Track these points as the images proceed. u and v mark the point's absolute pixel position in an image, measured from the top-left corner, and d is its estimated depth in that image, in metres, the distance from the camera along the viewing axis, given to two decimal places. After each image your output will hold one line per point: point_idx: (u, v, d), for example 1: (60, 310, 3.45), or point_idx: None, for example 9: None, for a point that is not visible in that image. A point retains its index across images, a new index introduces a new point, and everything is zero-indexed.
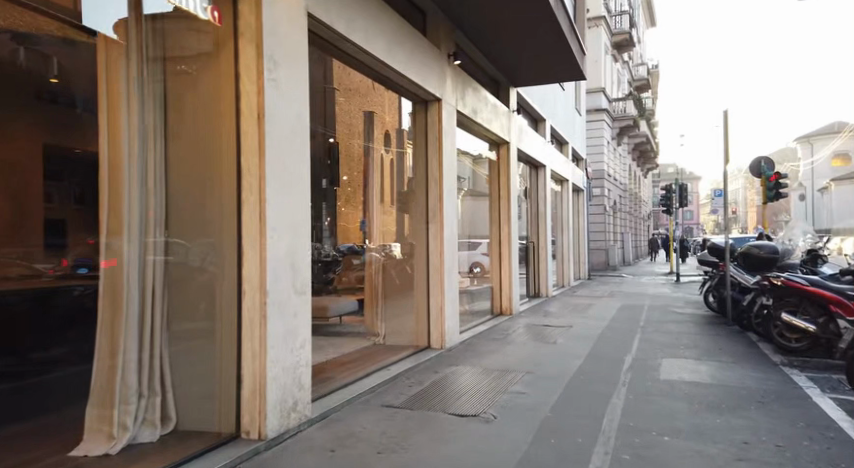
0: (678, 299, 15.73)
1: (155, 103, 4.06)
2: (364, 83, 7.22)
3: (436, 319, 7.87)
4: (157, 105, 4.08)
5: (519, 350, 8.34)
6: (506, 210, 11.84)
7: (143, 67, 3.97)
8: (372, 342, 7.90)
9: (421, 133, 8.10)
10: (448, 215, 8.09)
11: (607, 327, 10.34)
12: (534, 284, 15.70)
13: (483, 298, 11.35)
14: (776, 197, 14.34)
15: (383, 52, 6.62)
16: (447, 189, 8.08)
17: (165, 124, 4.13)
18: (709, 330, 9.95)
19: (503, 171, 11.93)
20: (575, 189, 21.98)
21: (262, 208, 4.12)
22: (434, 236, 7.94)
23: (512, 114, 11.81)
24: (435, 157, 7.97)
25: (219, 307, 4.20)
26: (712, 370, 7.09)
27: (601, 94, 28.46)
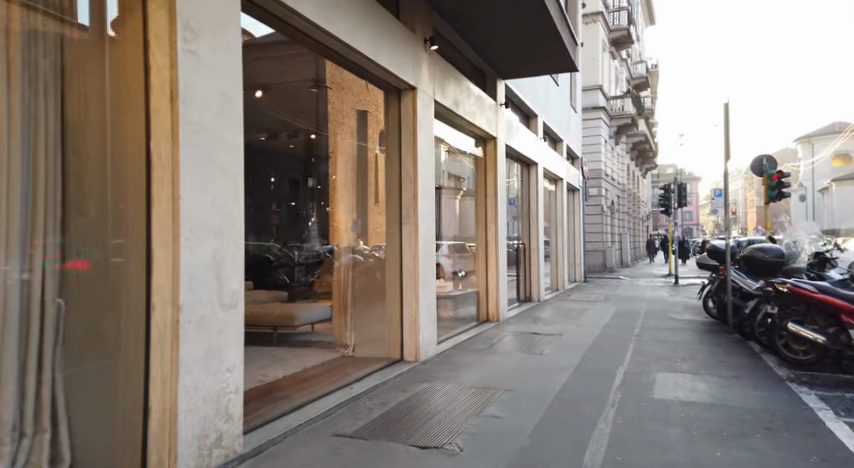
0: (676, 303, 15.06)
1: (45, 68, 3.22)
2: (356, 83, 7.10)
3: (410, 328, 7.21)
4: (46, 70, 3.23)
5: (501, 362, 7.69)
6: (492, 211, 11.18)
7: (27, 22, 3.14)
8: (339, 355, 7.28)
9: (393, 124, 7.42)
10: (424, 214, 7.42)
11: (598, 335, 9.69)
12: (525, 287, 15.02)
13: (468, 303, 10.70)
14: (778, 197, 13.68)
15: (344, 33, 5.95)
16: (423, 186, 7.41)
17: (58, 95, 3.29)
18: (708, 339, 9.29)
19: (489, 168, 11.25)
20: (570, 189, 21.32)
21: (176, 206, 3.51)
22: (408, 237, 7.28)
23: (499, 107, 11.14)
24: (409, 151, 7.28)
25: (123, 323, 3.47)
26: (711, 387, 6.44)
27: (598, 92, 27.82)
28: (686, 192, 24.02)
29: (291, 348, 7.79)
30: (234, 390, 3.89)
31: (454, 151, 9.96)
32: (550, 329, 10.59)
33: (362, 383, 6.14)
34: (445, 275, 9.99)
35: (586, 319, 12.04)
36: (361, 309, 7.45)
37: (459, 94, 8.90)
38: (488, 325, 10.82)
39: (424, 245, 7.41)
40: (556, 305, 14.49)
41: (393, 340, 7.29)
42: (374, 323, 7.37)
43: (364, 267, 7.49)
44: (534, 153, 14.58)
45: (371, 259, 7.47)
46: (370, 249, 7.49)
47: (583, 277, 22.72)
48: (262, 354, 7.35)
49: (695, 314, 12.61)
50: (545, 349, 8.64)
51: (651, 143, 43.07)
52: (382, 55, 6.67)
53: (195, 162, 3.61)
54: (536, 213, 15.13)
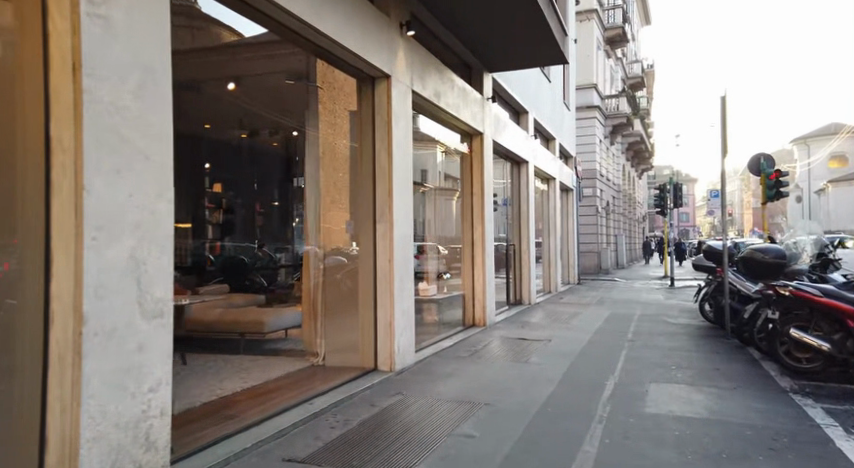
0: (671, 306, 14.56)
1: None
2: (347, 83, 6.87)
3: (384, 333, 6.69)
4: None
5: (484, 371, 7.19)
6: (479, 209, 10.67)
7: None
8: (309, 365, 6.82)
9: (366, 114, 6.87)
10: (399, 212, 6.89)
11: (590, 341, 9.17)
12: (516, 290, 14.51)
13: (452, 307, 10.19)
14: (776, 197, 13.20)
15: (313, 16, 5.50)
16: (398, 180, 6.88)
17: None
18: (705, 345, 8.79)
19: (475, 165, 10.73)
20: (564, 189, 20.84)
21: (79, 200, 2.99)
22: (382, 237, 6.75)
23: (486, 102, 10.64)
24: (383, 145, 6.75)
25: (14, 338, 2.89)
26: (708, 399, 5.94)
27: (592, 91, 27.38)
28: (682, 192, 23.55)
29: (259, 356, 7.26)
30: (157, 413, 3.37)
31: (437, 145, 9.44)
32: (539, 334, 10.08)
33: (327, 396, 5.63)
34: (430, 278, 9.74)
35: (578, 323, 11.54)
36: (332, 315, 6.93)
37: (440, 85, 8.39)
38: (473, 329, 10.29)
39: (399, 243, 6.88)
40: (548, 309, 13.99)
41: (365, 347, 6.75)
42: (346, 328, 6.85)
43: (336, 267, 6.95)
44: (524, 151, 14.09)
45: (343, 258, 6.94)
46: (343, 248, 6.97)
47: (577, 279, 22.21)
48: (226, 363, 6.83)
49: (691, 318, 12.11)
50: (531, 356, 8.13)
51: (646, 144, 42.69)
52: (356, 42, 6.21)
53: (103, 149, 3.10)
54: (527, 213, 14.64)
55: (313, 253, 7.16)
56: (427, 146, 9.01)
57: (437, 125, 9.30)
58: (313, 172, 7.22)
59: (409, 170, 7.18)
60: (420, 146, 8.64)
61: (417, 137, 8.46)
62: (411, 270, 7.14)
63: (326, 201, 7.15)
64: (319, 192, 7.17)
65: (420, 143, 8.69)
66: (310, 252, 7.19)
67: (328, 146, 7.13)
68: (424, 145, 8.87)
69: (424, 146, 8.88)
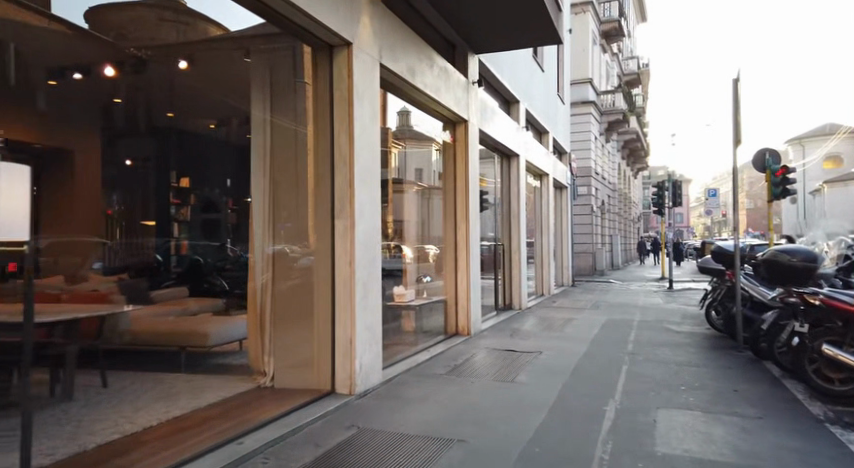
0: (673, 311, 13.53)
1: None
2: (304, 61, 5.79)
3: (343, 349, 5.61)
4: None
5: (463, 392, 6.13)
6: (463, 206, 9.62)
7: None
8: (255, 387, 5.72)
9: (323, 90, 5.78)
10: (363, 206, 5.81)
11: (585, 354, 8.16)
12: (505, 294, 13.45)
13: (431, 314, 9.15)
14: (783, 194, 12.17)
15: None
16: (361, 169, 5.79)
17: None
18: (715, 359, 7.77)
19: (459, 156, 9.68)
20: (557, 186, 19.82)
21: None
22: (342, 235, 5.67)
23: (470, 86, 9.61)
24: (344, 126, 5.69)
25: None
26: (728, 432, 4.93)
27: (588, 85, 26.37)
28: (681, 191, 22.56)
29: (200, 374, 6.17)
30: None
31: (422, 142, 8.93)
32: (529, 345, 9.04)
33: (261, 434, 4.48)
34: (407, 282, 8.89)
35: (573, 332, 10.49)
36: (281, 328, 5.82)
37: (416, 63, 7.34)
38: (456, 339, 9.22)
39: (362, 243, 5.79)
40: (539, 314, 12.95)
41: (321, 365, 5.65)
42: (297, 342, 5.75)
43: (287, 267, 5.84)
44: (515, 144, 13.08)
45: (295, 259, 5.82)
46: (294, 246, 5.84)
47: (571, 281, 21.18)
48: (156, 384, 5.75)
49: (695, 325, 11.08)
50: (519, 372, 7.09)
51: (642, 142, 41.75)
52: (316, 3, 5.19)
53: None
54: (518, 210, 13.59)
55: (259, 254, 6.00)
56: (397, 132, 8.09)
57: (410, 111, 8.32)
58: (256, 158, 6.04)
59: (377, 160, 6.16)
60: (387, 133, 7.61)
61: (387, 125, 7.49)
62: (378, 276, 6.12)
63: (274, 192, 5.93)
64: (267, 183, 5.96)
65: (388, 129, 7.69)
66: (256, 252, 6.02)
67: (278, 128, 5.95)
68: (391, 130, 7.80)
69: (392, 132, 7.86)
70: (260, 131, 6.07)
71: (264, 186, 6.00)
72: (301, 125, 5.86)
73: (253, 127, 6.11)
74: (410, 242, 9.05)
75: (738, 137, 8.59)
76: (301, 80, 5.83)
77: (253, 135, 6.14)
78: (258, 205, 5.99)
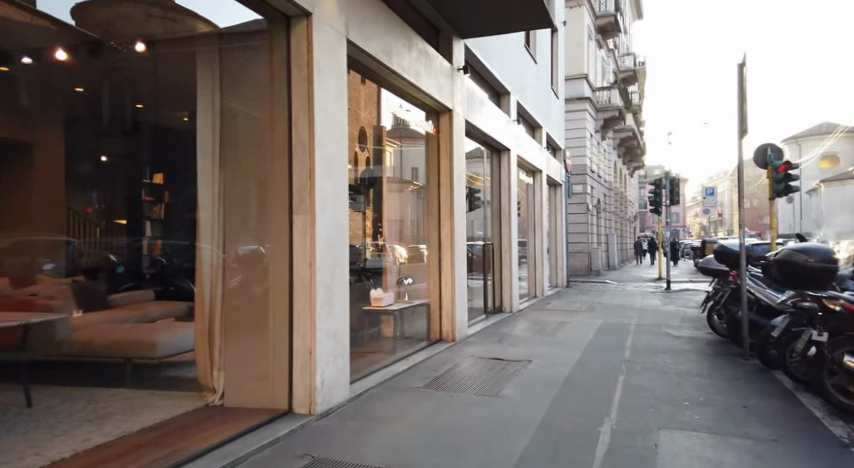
0: (672, 314, 12.86)
1: None
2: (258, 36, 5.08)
3: (302, 361, 4.92)
4: None
5: (441, 411, 5.43)
6: (448, 202, 8.94)
7: None
8: (202, 406, 5.01)
9: (280, 67, 5.07)
10: (326, 199, 5.12)
11: (579, 365, 7.50)
12: (496, 296, 12.77)
13: (413, 319, 8.48)
14: (786, 192, 11.39)
15: None
16: (324, 157, 5.10)
17: None
18: (720, 370, 7.11)
19: (443, 149, 8.99)
20: (551, 183, 19.19)
21: None
22: (301, 233, 4.98)
23: (456, 73, 8.94)
24: (304, 110, 5.00)
25: None
26: (742, 460, 4.25)
27: (584, 81, 25.76)
28: (678, 189, 21.93)
29: (143, 389, 5.48)
30: None
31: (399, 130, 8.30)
32: (518, 352, 8.37)
33: None
34: (386, 285, 8.25)
35: (566, 337, 9.83)
36: (232, 339, 5.11)
37: (391, 43, 6.66)
38: (440, 346, 8.54)
39: (325, 240, 5.10)
40: (531, 317, 12.28)
41: (277, 379, 4.96)
42: (251, 354, 5.05)
43: (238, 268, 5.12)
44: (505, 138, 12.42)
45: (248, 260, 5.10)
46: (246, 245, 5.12)
47: (565, 282, 20.51)
48: (90, 402, 5.05)
49: (697, 330, 10.42)
50: (505, 386, 6.41)
51: (639, 140, 41.14)
52: None
53: None
54: (509, 208, 12.91)
55: (206, 253, 5.25)
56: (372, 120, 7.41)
57: (387, 99, 7.67)
58: (202, 145, 5.27)
59: (343, 147, 5.49)
60: (358, 121, 6.94)
61: (357, 113, 6.83)
62: (343, 278, 5.44)
63: (223, 184, 5.18)
64: (214, 173, 5.20)
65: (359, 116, 7.00)
66: (202, 251, 5.27)
67: (227, 109, 5.19)
68: (363, 117, 7.10)
69: (364, 120, 7.19)
70: (205, 114, 5.29)
71: (211, 176, 5.23)
72: (255, 107, 5.13)
73: (198, 109, 5.34)
74: (390, 241, 8.36)
75: (745, 130, 7.98)
76: (255, 58, 5.13)
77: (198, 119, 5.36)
78: (203, 198, 5.22)
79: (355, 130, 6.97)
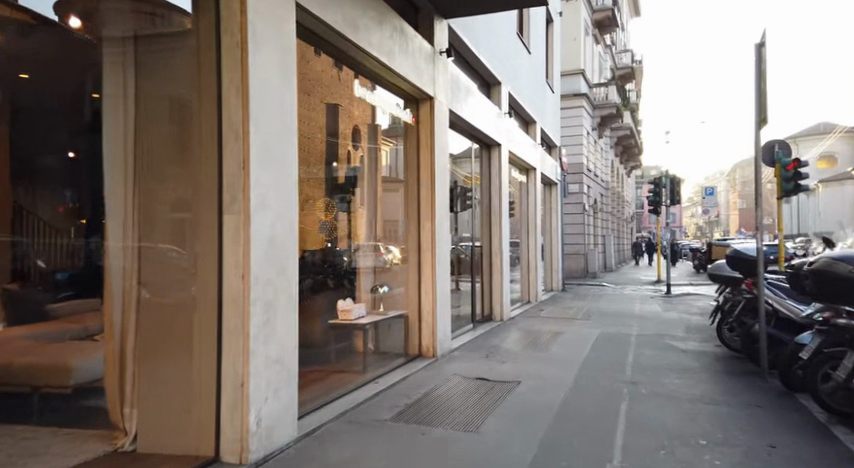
0: (675, 323, 11.95)
1: None
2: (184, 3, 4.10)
3: (232, 395, 3.96)
4: None
5: (409, 452, 4.48)
6: (428, 201, 7.99)
7: None
8: (108, 452, 4.03)
9: (207, 35, 4.07)
10: (266, 197, 4.18)
11: (574, 389, 6.56)
12: (486, 303, 11.85)
13: (388, 332, 7.58)
14: (792, 192, 9.71)
15: None
16: (262, 147, 4.16)
17: None
18: (737, 398, 6.19)
19: (423, 143, 8.03)
20: (546, 182, 18.30)
21: None
22: (234, 239, 4.02)
23: (438, 56, 8.01)
24: (237, 88, 4.03)
25: None
26: None
27: (580, 77, 24.89)
28: (678, 189, 21.06)
29: (46, 428, 4.56)
30: None
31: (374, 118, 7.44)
32: (505, 371, 7.44)
33: None
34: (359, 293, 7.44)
35: (560, 350, 8.91)
36: (148, 370, 4.11)
37: (351, 10, 5.74)
38: (416, 364, 7.58)
39: (262, 248, 4.14)
40: (523, 327, 11.36)
41: (203, 417, 4.00)
42: (170, 386, 4.07)
43: (156, 282, 4.13)
44: (495, 131, 11.49)
45: (169, 270, 4.11)
46: (169, 253, 4.11)
47: (561, 286, 19.61)
48: None
49: (704, 342, 9.50)
50: (487, 418, 5.47)
51: (636, 139, 40.30)
52: None
53: None
54: (500, 208, 11.99)
55: (115, 264, 4.17)
56: (330, 97, 6.53)
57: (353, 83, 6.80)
58: (111, 129, 4.21)
59: (290, 133, 4.55)
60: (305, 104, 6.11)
61: (304, 91, 5.96)
62: (291, 292, 4.51)
63: (139, 177, 4.18)
64: (128, 164, 4.18)
65: (308, 98, 6.14)
66: (110, 263, 4.19)
67: (142, 84, 4.18)
68: (314, 98, 6.24)
69: (317, 99, 6.33)
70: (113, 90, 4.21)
71: (122, 166, 4.21)
72: (180, 86, 4.14)
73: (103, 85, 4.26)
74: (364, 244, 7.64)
75: (763, 121, 7.12)
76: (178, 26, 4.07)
77: (104, 96, 4.25)
78: (109, 194, 4.17)
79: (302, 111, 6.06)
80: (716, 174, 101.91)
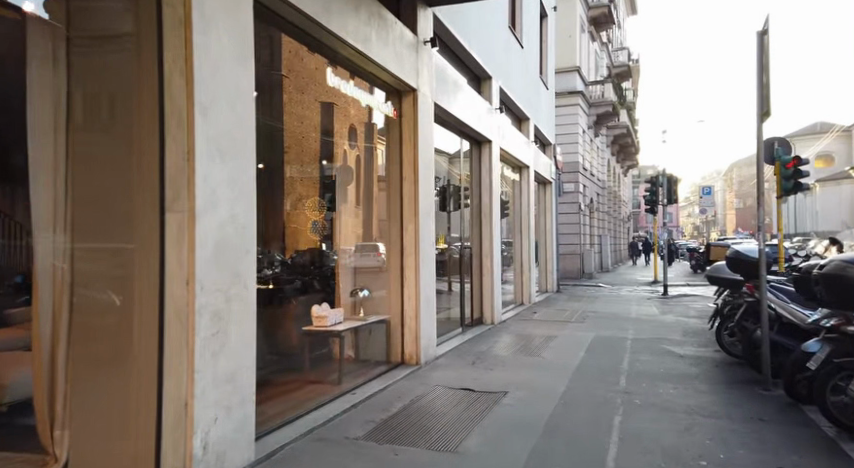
0: (672, 326, 11.53)
1: None
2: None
3: (173, 416, 3.52)
4: None
5: None
6: (411, 199, 7.55)
7: None
8: None
9: (148, 8, 3.61)
10: (215, 192, 3.74)
11: (565, 400, 6.14)
12: (476, 305, 11.38)
13: (368, 338, 7.16)
14: (793, 192, 9.18)
15: None
16: (212, 137, 3.71)
17: None
18: (738, 410, 5.78)
19: (406, 139, 7.58)
20: (540, 181, 17.89)
21: None
22: (177, 240, 3.58)
23: (421, 45, 7.57)
24: (180, 69, 3.59)
25: None
26: None
27: (575, 74, 24.54)
28: (675, 188, 20.59)
29: None
30: None
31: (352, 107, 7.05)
32: (493, 379, 7.01)
33: None
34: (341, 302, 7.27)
35: (551, 356, 8.45)
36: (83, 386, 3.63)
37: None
38: (394, 374, 7.08)
39: (211, 249, 3.70)
40: (514, 330, 10.93)
41: (142, 441, 3.55)
42: (108, 407, 3.60)
43: (94, 288, 3.63)
44: (486, 127, 11.06)
45: (108, 272, 3.63)
46: (108, 254, 3.63)
47: (555, 287, 19.16)
48: None
49: (702, 347, 9.08)
50: (469, 434, 5.04)
51: (633, 138, 39.91)
52: None
53: None
54: (491, 207, 11.56)
55: (42, 266, 3.61)
56: (300, 77, 6.23)
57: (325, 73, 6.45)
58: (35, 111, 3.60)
59: (249, 123, 4.10)
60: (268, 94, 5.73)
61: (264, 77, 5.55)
62: (249, 299, 4.06)
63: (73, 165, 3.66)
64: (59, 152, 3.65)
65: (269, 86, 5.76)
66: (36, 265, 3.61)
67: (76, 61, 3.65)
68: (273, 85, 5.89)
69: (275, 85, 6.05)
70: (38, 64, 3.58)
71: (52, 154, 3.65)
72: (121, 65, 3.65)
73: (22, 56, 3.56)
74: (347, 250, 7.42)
75: (766, 114, 6.68)
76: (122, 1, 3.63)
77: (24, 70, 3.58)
78: (35, 184, 3.60)
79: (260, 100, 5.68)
80: (713, 173, 101.61)
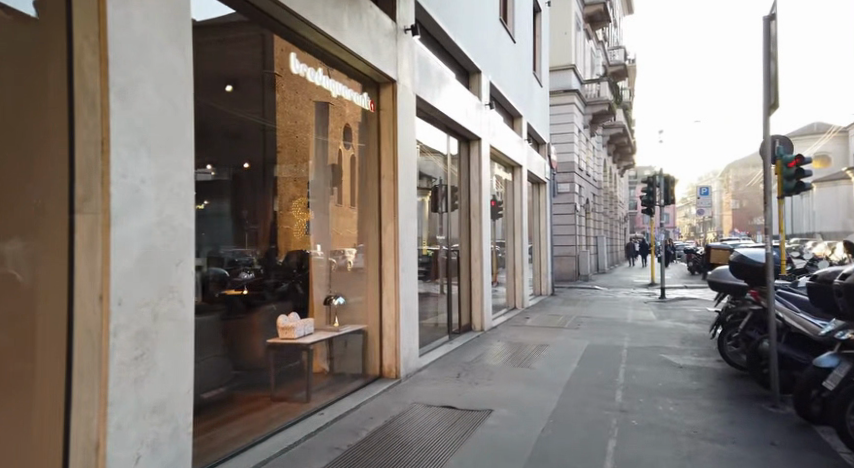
0: (671, 333, 10.97)
1: None
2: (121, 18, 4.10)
3: (82, 458, 2.95)
4: None
5: None
6: (389, 200, 6.99)
7: None
8: None
9: None
10: (138, 192, 3.17)
11: (555, 420, 5.60)
12: (465, 311, 10.82)
13: (341, 350, 6.64)
14: (796, 192, 8.55)
15: None
16: (135, 126, 3.16)
17: None
18: (744, 433, 5.26)
19: (384, 135, 7.01)
20: (533, 181, 17.34)
21: None
22: (88, 248, 3.01)
23: (400, 32, 7.02)
24: (93, 44, 3.02)
25: None
26: None
27: (571, 72, 24.01)
28: (672, 188, 20.08)
29: None
30: None
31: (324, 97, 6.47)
32: (478, 394, 6.46)
33: None
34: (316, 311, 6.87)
35: (542, 367, 7.91)
36: None
37: None
38: (370, 389, 6.51)
39: (134, 260, 3.13)
40: (505, 337, 10.37)
41: None
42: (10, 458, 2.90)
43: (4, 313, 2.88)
44: (474, 124, 10.52)
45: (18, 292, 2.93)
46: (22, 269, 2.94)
47: (550, 291, 18.60)
48: None
49: (703, 357, 8.55)
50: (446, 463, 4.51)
51: (629, 139, 39.34)
52: None
53: None
54: (480, 208, 11.01)
55: None
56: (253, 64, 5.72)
57: (290, 56, 5.84)
58: None
59: (186, 112, 3.55)
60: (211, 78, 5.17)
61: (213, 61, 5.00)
62: (184, 316, 3.50)
63: None
64: None
65: (210, 68, 5.19)
66: None
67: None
68: (218, 68, 5.37)
69: (222, 73, 5.56)
70: None
71: None
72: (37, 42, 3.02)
73: None
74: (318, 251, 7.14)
75: (774, 106, 6.15)
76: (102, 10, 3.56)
77: None
78: None
79: (204, 87, 5.08)
80: (710, 174, 101.27)
